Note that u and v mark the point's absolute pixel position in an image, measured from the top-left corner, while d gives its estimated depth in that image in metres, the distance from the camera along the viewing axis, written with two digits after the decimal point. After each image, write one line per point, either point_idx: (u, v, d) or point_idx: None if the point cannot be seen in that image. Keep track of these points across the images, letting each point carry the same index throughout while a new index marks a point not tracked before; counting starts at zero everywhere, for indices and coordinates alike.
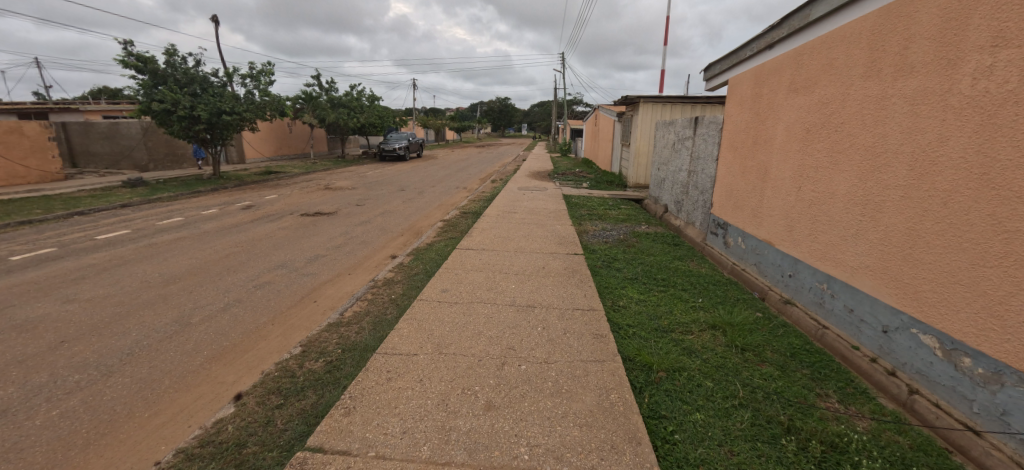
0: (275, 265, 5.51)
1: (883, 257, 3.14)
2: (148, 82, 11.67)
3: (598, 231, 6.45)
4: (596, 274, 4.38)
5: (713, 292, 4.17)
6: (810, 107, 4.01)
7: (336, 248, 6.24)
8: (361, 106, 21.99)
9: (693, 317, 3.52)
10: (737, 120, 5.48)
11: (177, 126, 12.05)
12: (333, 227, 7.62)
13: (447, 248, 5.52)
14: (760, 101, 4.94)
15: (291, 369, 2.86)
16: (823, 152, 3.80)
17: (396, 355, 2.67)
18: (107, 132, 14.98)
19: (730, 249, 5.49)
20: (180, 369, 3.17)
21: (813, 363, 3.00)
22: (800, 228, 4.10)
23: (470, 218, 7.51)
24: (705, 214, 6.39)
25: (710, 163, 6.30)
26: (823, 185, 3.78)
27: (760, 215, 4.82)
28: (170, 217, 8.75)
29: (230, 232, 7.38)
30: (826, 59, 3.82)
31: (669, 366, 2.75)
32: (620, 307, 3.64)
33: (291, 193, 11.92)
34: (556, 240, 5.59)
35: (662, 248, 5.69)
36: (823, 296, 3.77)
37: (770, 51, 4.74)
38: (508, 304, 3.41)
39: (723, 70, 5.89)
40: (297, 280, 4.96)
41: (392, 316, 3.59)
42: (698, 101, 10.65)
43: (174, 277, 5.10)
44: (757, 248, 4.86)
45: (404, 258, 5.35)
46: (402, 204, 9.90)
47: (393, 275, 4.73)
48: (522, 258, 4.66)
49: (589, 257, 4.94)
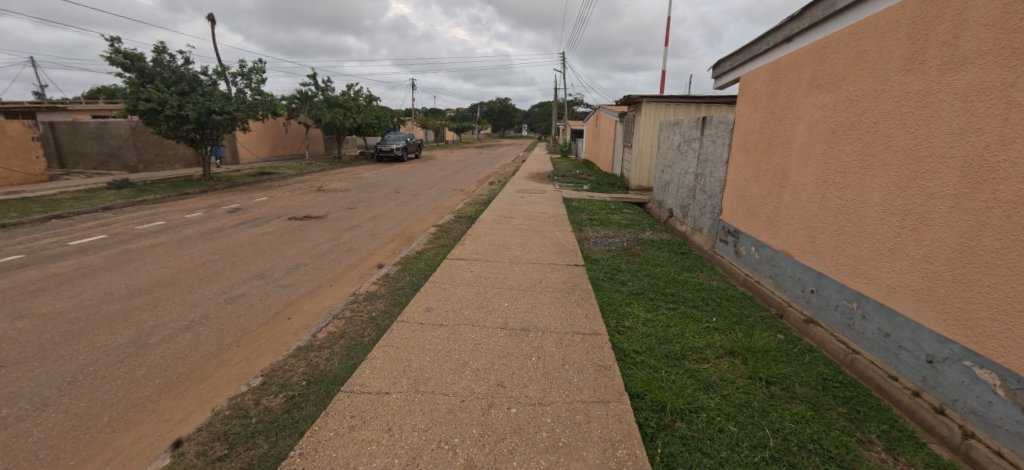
0: (252, 275, 5.11)
1: (927, 276, 2.75)
2: (134, 80, 11.25)
3: (600, 238, 6.04)
4: (598, 289, 3.98)
5: (727, 310, 3.77)
6: (837, 105, 3.61)
7: (320, 256, 5.84)
8: (358, 106, 21.61)
9: (707, 341, 3.13)
10: (749, 120, 5.09)
11: (165, 126, 11.67)
12: (320, 233, 7.23)
13: (438, 257, 5.11)
14: (776, 99, 4.55)
15: (245, 407, 2.47)
16: (852, 155, 3.41)
17: (364, 394, 2.27)
18: (95, 132, 14.59)
19: (742, 259, 5.10)
20: (124, 402, 2.78)
21: (848, 399, 2.60)
22: (824, 240, 3.71)
23: (465, 223, 7.11)
24: (714, 220, 6.00)
25: (719, 166, 5.90)
26: (852, 192, 3.39)
27: (777, 223, 4.43)
28: (152, 220, 8.37)
29: (210, 238, 6.97)
30: (855, 52, 3.44)
31: (685, 405, 2.35)
32: (625, 329, 3.25)
33: (282, 195, 11.54)
34: (555, 249, 5.18)
35: (668, 257, 5.29)
36: (853, 317, 3.38)
37: (788, 45, 4.36)
38: (499, 327, 3.01)
39: (733, 66, 5.50)
40: (273, 293, 4.57)
41: (370, 338, 3.20)
42: (702, 101, 10.27)
43: (140, 289, 4.70)
44: (773, 259, 4.48)
45: (391, 268, 4.96)
46: (396, 207, 9.51)
47: (376, 288, 4.33)
48: (518, 270, 4.25)
49: (590, 269, 4.54)
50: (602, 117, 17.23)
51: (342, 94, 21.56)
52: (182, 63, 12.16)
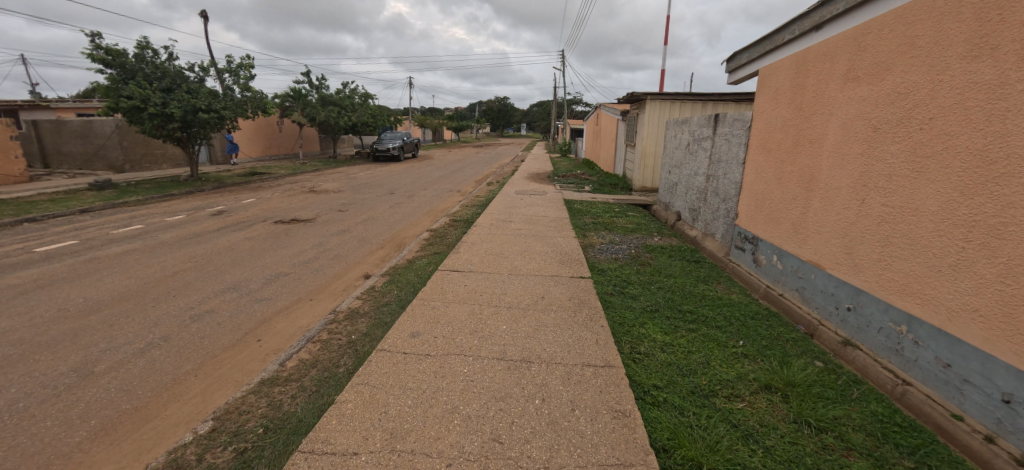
0: (225, 288, 4.64)
1: (1002, 301, 2.34)
2: (115, 76, 10.77)
3: (605, 245, 5.60)
4: (608, 307, 3.53)
5: (754, 331, 3.33)
6: (879, 100, 3.19)
7: (303, 264, 5.38)
8: (353, 105, 21.11)
9: (737, 372, 2.70)
10: (770, 117, 4.66)
11: (148, 124, 11.19)
12: (306, 238, 6.78)
13: (430, 268, 4.65)
14: (802, 93, 4.12)
15: (184, 464, 2.02)
16: (900, 156, 2.99)
17: (327, 456, 1.82)
18: (79, 131, 14.10)
19: (762, 269, 4.67)
20: (46, 451, 2.33)
21: (916, 448, 2.16)
22: (864, 252, 3.28)
23: (460, 228, 6.66)
24: (729, 225, 5.57)
25: (734, 167, 5.47)
26: (900, 198, 2.97)
27: (804, 231, 3.99)
28: (130, 224, 7.89)
29: (187, 244, 6.50)
30: (904, 37, 3.01)
31: (724, 462, 1.92)
32: (642, 358, 2.81)
33: (271, 197, 11.05)
34: (558, 258, 4.74)
35: (681, 266, 4.85)
36: (901, 341, 2.96)
37: (817, 35, 3.95)
38: (496, 359, 2.56)
39: (751, 58, 5.07)
40: (246, 309, 4.10)
41: (346, 369, 2.74)
42: (709, 98, 9.84)
43: (98, 305, 4.24)
44: (799, 270, 4.05)
45: (378, 280, 4.51)
46: (388, 210, 9.06)
47: (359, 304, 3.87)
48: (518, 285, 3.79)
49: (597, 282, 4.09)
50: (602, 116, 16.79)
51: (337, 92, 21.09)
52: (167, 60, 11.69)
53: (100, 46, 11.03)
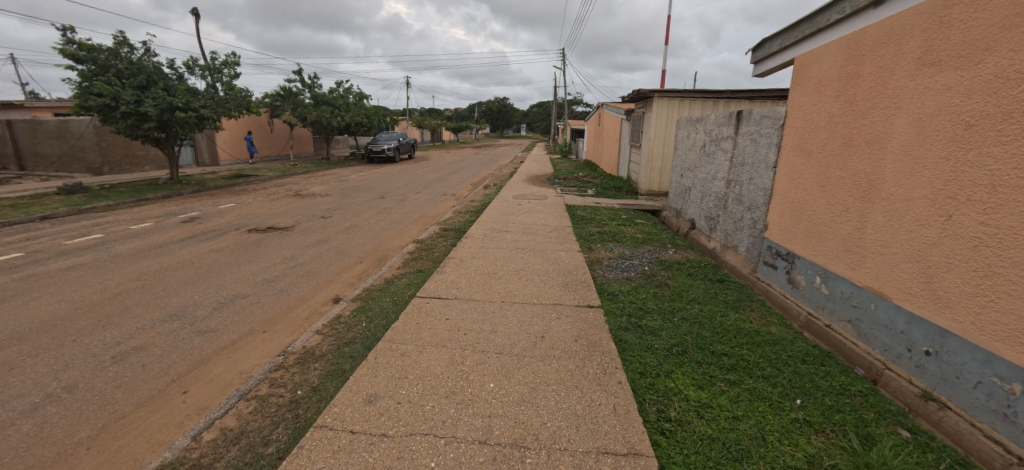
0: (166, 316, 3.92)
1: None
2: (86, 72, 10.07)
3: (614, 260, 4.87)
4: (624, 350, 2.81)
5: (811, 384, 2.62)
6: (974, 89, 2.51)
7: (266, 284, 4.66)
8: (346, 105, 20.38)
9: (806, 455, 1.99)
10: (810, 113, 3.97)
11: (122, 123, 10.49)
12: (279, 249, 6.09)
13: (409, 292, 3.92)
14: (855, 83, 3.43)
15: None
16: (1011, 162, 2.30)
17: None
18: (56, 131, 13.41)
19: (800, 292, 3.97)
20: None
21: None
22: (951, 282, 2.58)
23: (450, 239, 5.95)
24: (755, 238, 4.88)
25: (761, 170, 4.77)
26: (1011, 216, 2.28)
27: (859, 251, 3.29)
28: (88, 233, 7.18)
29: (143, 257, 5.78)
30: (1013, 6, 2.32)
31: None
32: (674, 430, 2.10)
33: (253, 201, 10.36)
34: (560, 279, 4.03)
35: (705, 288, 4.14)
36: (1013, 404, 2.27)
37: (875, 12, 3.24)
38: (477, 443, 1.85)
39: (784, 45, 4.38)
40: (183, 345, 3.39)
41: (275, 450, 2.03)
42: (721, 95, 9.17)
43: (10, 337, 3.53)
44: (853, 298, 3.35)
45: (347, 306, 3.81)
46: (375, 216, 8.35)
47: (317, 341, 3.16)
48: (512, 320, 3.06)
49: (608, 312, 3.38)
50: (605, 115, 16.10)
51: (330, 91, 20.43)
52: (144, 56, 11.01)
53: (72, 40, 10.36)
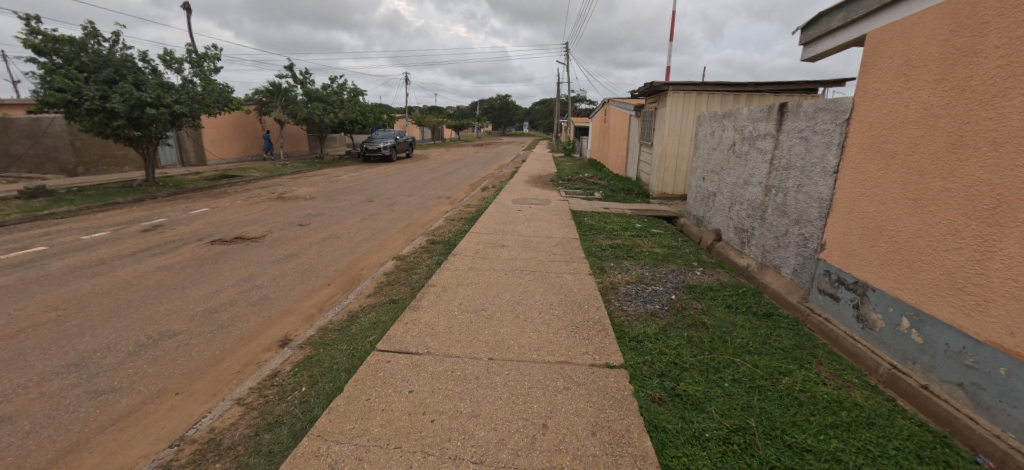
0: (60, 367, 3.05)
1: None
2: (48, 64, 9.25)
3: (632, 286, 3.97)
4: (664, 447, 1.93)
5: None
6: None
7: (207, 316, 3.81)
8: (340, 102, 19.50)
9: None
10: (890, 103, 3.06)
11: (87, 121, 9.66)
12: (239, 266, 5.24)
13: (372, 336, 3.05)
14: (972, 60, 2.51)
15: None
16: None
17: None
18: (28, 130, 12.63)
19: (878, 336, 3.07)
20: None
21: None
22: None
23: (436, 256, 5.08)
24: (805, 259, 3.98)
25: (816, 175, 3.86)
26: None
27: (979, 292, 2.39)
28: (32, 246, 6.35)
29: (79, 277, 4.94)
30: None
31: None
32: None
33: (230, 205, 9.51)
34: (568, 318, 3.15)
35: (752, 329, 3.24)
36: None
37: None
38: None
39: (849, 18, 3.47)
40: (61, 417, 2.52)
41: None
42: (744, 89, 8.26)
43: None
44: (968, 356, 2.46)
45: (291, 354, 2.94)
46: (358, 224, 7.50)
47: (234, 418, 2.29)
48: (501, 395, 2.18)
49: (635, 373, 2.50)
50: (611, 112, 15.18)
51: (323, 87, 19.57)
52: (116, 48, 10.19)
53: (36, 30, 9.56)
